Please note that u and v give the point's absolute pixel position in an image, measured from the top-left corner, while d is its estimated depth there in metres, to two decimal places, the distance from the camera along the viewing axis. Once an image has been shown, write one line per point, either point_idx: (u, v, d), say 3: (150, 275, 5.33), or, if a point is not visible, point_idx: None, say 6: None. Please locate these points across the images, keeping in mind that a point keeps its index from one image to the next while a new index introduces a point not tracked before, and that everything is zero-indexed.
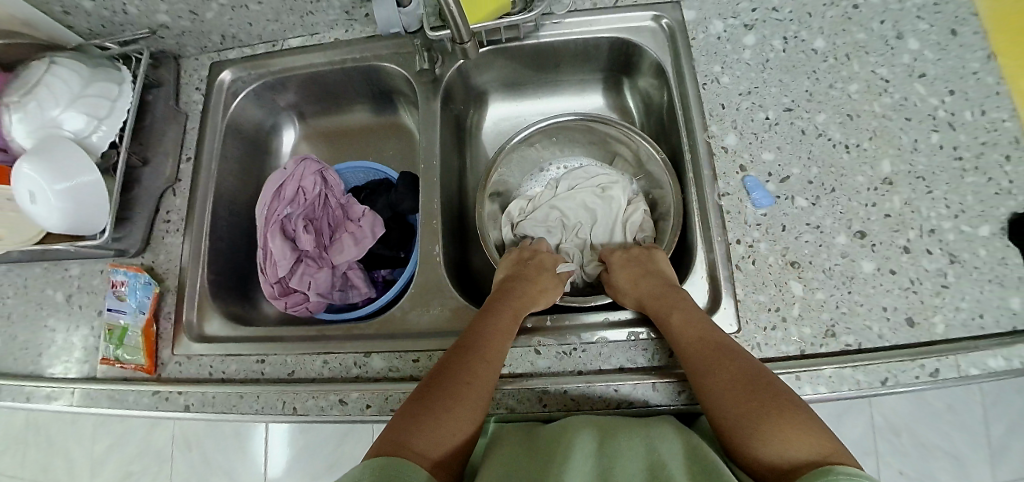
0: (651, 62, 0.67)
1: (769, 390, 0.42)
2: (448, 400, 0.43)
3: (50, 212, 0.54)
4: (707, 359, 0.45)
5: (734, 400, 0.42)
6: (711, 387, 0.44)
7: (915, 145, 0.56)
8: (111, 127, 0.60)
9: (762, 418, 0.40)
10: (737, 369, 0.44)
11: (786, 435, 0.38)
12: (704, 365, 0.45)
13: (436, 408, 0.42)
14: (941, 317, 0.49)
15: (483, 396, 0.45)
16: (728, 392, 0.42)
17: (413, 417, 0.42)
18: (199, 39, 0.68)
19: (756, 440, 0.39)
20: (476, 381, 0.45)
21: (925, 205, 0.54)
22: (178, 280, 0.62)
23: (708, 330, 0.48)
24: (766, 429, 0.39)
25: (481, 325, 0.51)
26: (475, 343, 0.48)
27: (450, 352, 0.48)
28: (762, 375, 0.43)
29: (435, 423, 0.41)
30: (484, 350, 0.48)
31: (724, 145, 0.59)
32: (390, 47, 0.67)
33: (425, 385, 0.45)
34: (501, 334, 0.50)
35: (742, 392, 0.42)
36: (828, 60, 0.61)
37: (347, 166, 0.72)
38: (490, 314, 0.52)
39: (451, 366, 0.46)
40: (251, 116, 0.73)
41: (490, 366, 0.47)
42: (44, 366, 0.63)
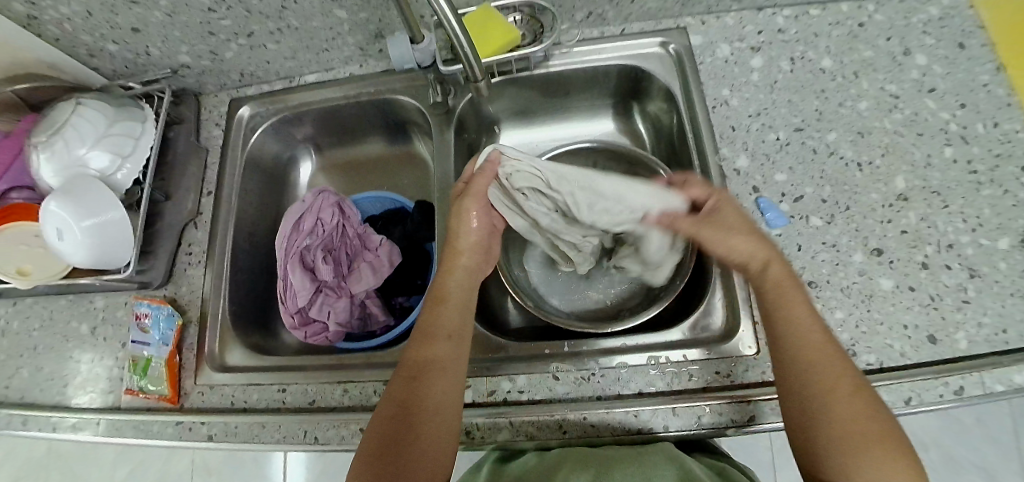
0: (660, 87, 0.67)
1: (864, 408, 0.40)
2: (415, 438, 0.44)
3: (74, 247, 0.55)
4: (825, 367, 0.42)
5: (854, 417, 0.39)
6: (815, 400, 0.41)
7: (928, 160, 0.56)
8: (134, 165, 0.62)
9: (854, 443, 0.38)
10: (853, 382, 0.41)
11: (875, 465, 0.38)
12: (811, 376, 0.41)
13: (404, 450, 0.43)
14: (964, 333, 0.49)
15: (450, 410, 0.46)
16: (840, 409, 0.40)
17: (381, 463, 0.42)
18: (219, 77, 0.71)
19: (850, 467, 0.38)
20: (439, 408, 0.45)
21: (941, 220, 0.53)
22: (199, 312, 0.64)
23: (819, 329, 0.44)
24: (864, 456, 0.38)
25: (429, 330, 0.50)
26: (430, 354, 0.48)
27: (403, 379, 0.47)
28: (862, 388, 0.41)
29: (405, 467, 0.42)
30: (437, 360, 0.48)
31: (736, 167, 0.59)
32: (403, 81, 0.69)
33: (383, 421, 0.45)
34: (450, 345, 0.49)
35: (864, 410, 0.40)
36: (836, 79, 0.61)
37: (363, 196, 0.74)
38: (434, 322, 0.50)
39: (407, 400, 0.46)
40: (269, 150, 0.75)
41: (448, 388, 0.46)
42: (71, 398, 0.64)
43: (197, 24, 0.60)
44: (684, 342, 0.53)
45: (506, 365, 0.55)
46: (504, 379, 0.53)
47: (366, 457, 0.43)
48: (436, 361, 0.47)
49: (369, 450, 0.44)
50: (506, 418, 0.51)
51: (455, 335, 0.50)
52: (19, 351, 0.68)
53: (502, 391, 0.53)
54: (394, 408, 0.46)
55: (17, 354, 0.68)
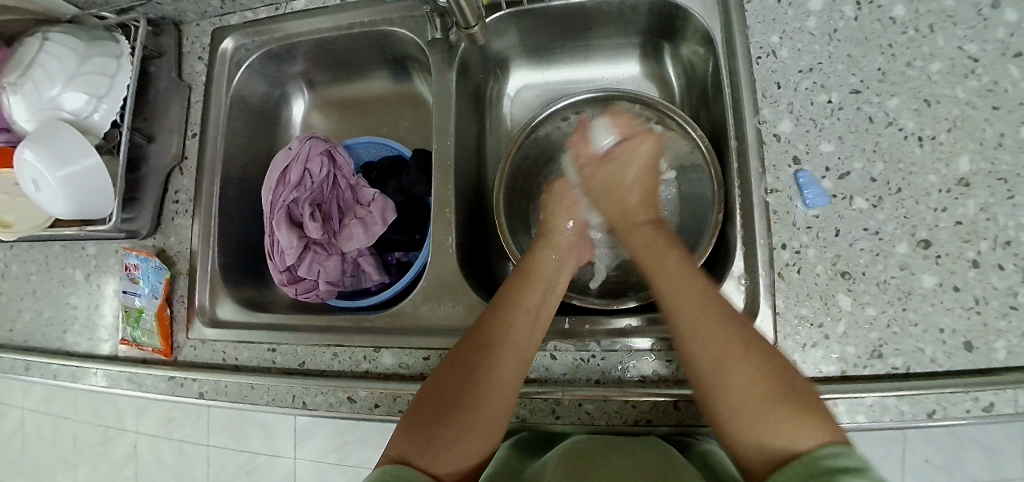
0: (697, 28, 0.58)
1: (743, 360, 0.39)
2: (470, 410, 0.41)
3: (56, 197, 0.53)
4: (705, 331, 0.42)
5: (744, 379, 0.39)
6: (702, 366, 0.41)
7: (999, 140, 0.48)
8: (111, 105, 0.56)
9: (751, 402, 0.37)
10: (740, 341, 0.40)
11: (774, 421, 0.36)
12: (697, 342, 0.42)
13: (449, 417, 0.40)
14: (1004, 342, 0.44)
15: (508, 393, 0.43)
16: (722, 369, 0.40)
17: (429, 429, 0.40)
18: (198, 4, 0.64)
19: (749, 427, 0.37)
20: (499, 385, 0.42)
21: (1004, 212, 0.46)
22: (189, 265, 0.61)
23: (704, 290, 0.45)
24: (761, 413, 0.37)
25: (510, 306, 0.47)
26: (503, 330, 0.45)
27: (467, 347, 0.44)
28: (750, 344, 0.40)
29: (453, 438, 0.39)
30: (508, 338, 0.44)
31: (776, 131, 0.51)
32: (401, 11, 0.60)
33: (437, 386, 0.43)
34: (528, 323, 0.46)
35: (753, 367, 0.39)
36: (908, 31, 0.51)
37: (358, 141, 0.68)
38: (518, 297, 0.48)
39: (465, 369, 0.43)
40: (256, 88, 0.69)
41: (513, 367, 0.43)
42: (72, 343, 0.64)
43: None
44: None
45: None
46: None
47: (409, 422, 0.41)
48: (516, 337, 0.45)
49: (414, 415, 0.41)
50: None
51: (538, 318, 0.47)
52: (20, 293, 0.68)
53: None
54: (448, 374, 0.43)
55: (18, 297, 0.68)
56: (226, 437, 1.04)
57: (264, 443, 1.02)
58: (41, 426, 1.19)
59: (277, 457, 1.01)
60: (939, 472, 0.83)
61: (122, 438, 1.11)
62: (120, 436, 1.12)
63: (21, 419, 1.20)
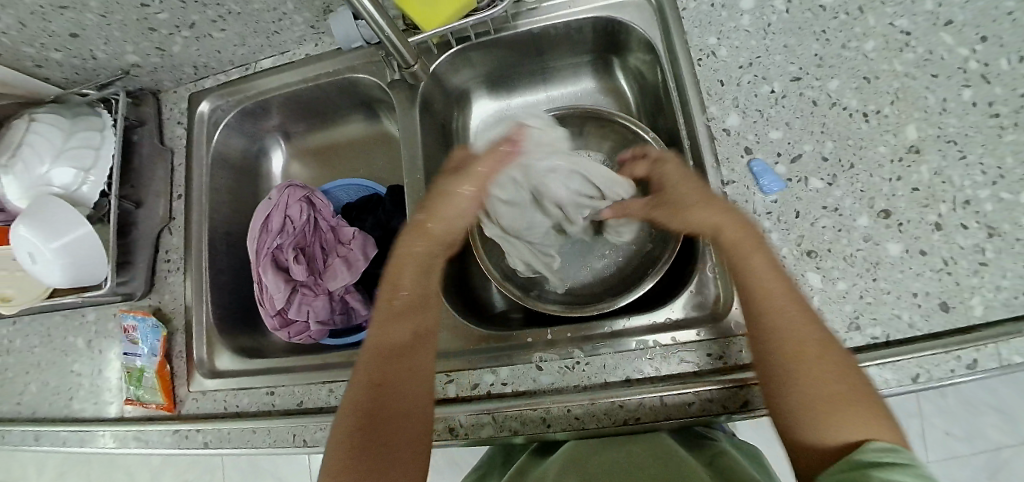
0: (640, 39, 0.61)
1: (828, 360, 0.39)
2: (390, 434, 0.42)
3: (51, 266, 0.55)
4: (795, 327, 0.40)
5: (825, 382, 0.38)
6: (785, 366, 0.40)
7: (943, 105, 0.49)
8: (99, 177, 0.60)
9: (831, 401, 0.37)
10: (825, 343, 0.40)
11: (852, 422, 0.36)
12: (789, 336, 0.40)
13: (374, 437, 0.42)
14: (980, 298, 0.45)
15: (422, 398, 0.45)
16: (808, 368, 0.39)
17: (356, 465, 0.41)
18: (173, 73, 0.67)
19: (824, 429, 0.37)
20: (409, 401, 0.44)
21: (958, 173, 0.48)
22: (184, 320, 0.63)
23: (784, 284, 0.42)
24: (837, 415, 0.37)
25: (397, 320, 0.47)
26: (398, 346, 0.46)
27: (365, 374, 0.45)
28: (830, 343, 0.40)
29: (382, 465, 0.41)
30: (406, 351, 0.46)
31: (726, 126, 0.53)
32: (361, 57, 0.63)
33: (350, 418, 0.43)
34: (412, 337, 0.47)
35: (836, 371, 0.38)
36: (838, 16, 0.54)
37: (335, 185, 0.71)
38: (392, 313, 0.47)
39: (372, 397, 0.44)
40: (234, 145, 0.72)
41: (418, 379, 0.45)
42: (79, 410, 0.66)
43: (134, 20, 0.57)
44: (673, 324, 0.51)
45: (490, 357, 0.53)
46: (486, 372, 0.52)
47: (339, 450, 0.42)
48: (407, 349, 0.46)
49: (344, 440, 0.42)
50: (490, 413, 0.50)
51: (418, 328, 0.47)
52: (26, 367, 0.70)
53: (485, 384, 0.51)
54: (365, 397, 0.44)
55: (24, 370, 0.70)
56: None
57: None
58: None
59: None
60: (956, 439, 0.81)
61: None
62: None
63: None
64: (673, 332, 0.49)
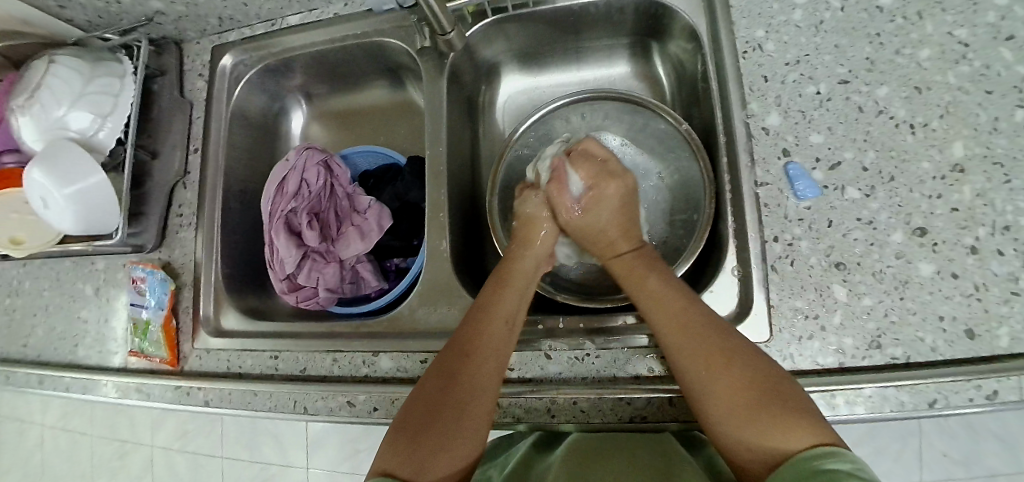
0: (684, 26, 0.59)
1: (728, 369, 0.38)
2: (455, 419, 0.40)
3: (64, 212, 0.55)
4: (682, 335, 0.41)
5: (732, 386, 0.38)
6: (685, 372, 0.40)
7: (994, 124, 0.47)
8: (116, 124, 0.59)
9: (736, 405, 0.37)
10: (725, 351, 0.39)
11: (763, 430, 0.35)
12: (683, 341, 0.41)
13: (433, 426, 0.40)
14: (1008, 328, 0.43)
15: (488, 391, 0.43)
16: (711, 374, 0.39)
17: (413, 442, 0.39)
18: (197, 23, 0.66)
19: (746, 433, 0.36)
20: (477, 390, 0.42)
21: (1001, 197, 0.45)
22: (193, 276, 0.63)
23: (679, 296, 0.45)
24: (754, 417, 0.36)
25: (483, 313, 0.47)
26: (473, 338, 0.45)
27: (446, 357, 0.45)
28: (735, 348, 0.39)
29: (438, 448, 0.39)
30: (483, 343, 0.45)
31: (765, 125, 0.51)
32: (391, 22, 0.61)
33: (422, 395, 0.42)
34: (505, 328, 0.46)
35: (740, 377, 0.38)
36: (895, 19, 0.51)
37: (355, 151, 0.70)
38: (494, 303, 0.48)
39: (446, 379, 0.43)
40: (255, 103, 0.71)
41: (492, 371, 0.44)
42: (83, 356, 0.66)
43: None
44: None
45: None
46: None
47: (393, 439, 0.40)
48: (490, 340, 0.45)
49: (398, 430, 0.41)
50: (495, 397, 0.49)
51: (514, 322, 0.47)
52: (34, 309, 0.70)
53: None
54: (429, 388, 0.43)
55: (32, 312, 0.70)
56: (239, 448, 1.06)
57: (275, 453, 1.03)
58: (60, 441, 1.21)
59: (288, 467, 1.02)
60: (956, 465, 0.81)
61: (138, 451, 1.14)
62: (136, 450, 1.14)
63: (40, 435, 1.23)
64: None
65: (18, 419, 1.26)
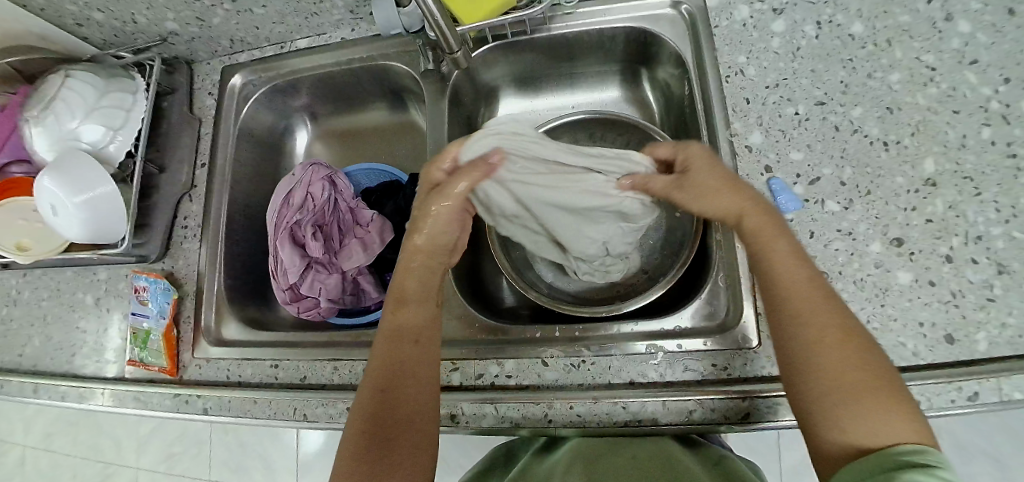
0: (670, 52, 0.62)
1: (849, 351, 0.37)
2: (398, 437, 0.42)
3: (72, 223, 0.56)
4: (806, 316, 0.39)
5: (839, 367, 0.36)
6: (802, 349, 0.38)
7: (963, 141, 0.50)
8: (127, 137, 0.61)
9: (847, 385, 0.36)
10: (839, 330, 0.38)
11: (859, 413, 0.34)
12: (800, 324, 0.39)
13: (373, 462, 0.40)
14: (985, 333, 0.45)
15: (416, 417, 0.43)
16: (827, 355, 0.37)
17: (363, 467, 0.40)
18: (209, 44, 0.69)
19: (848, 417, 0.35)
20: (415, 406, 0.43)
21: (972, 209, 0.48)
22: (196, 286, 0.64)
23: (808, 271, 0.41)
24: (868, 407, 0.35)
25: (392, 339, 0.45)
26: (393, 366, 0.44)
27: (366, 393, 0.44)
28: (856, 333, 0.38)
29: (384, 472, 0.40)
30: (399, 370, 0.44)
31: (748, 143, 0.54)
32: (396, 46, 0.65)
33: (366, 417, 0.42)
34: (417, 349, 0.45)
35: (864, 360, 0.37)
36: (867, 46, 0.55)
37: (358, 167, 0.72)
38: (401, 322, 0.46)
39: (381, 399, 0.43)
40: (262, 120, 0.73)
41: (416, 394, 0.43)
42: (80, 366, 0.66)
43: None
44: (680, 332, 0.51)
45: (495, 349, 0.54)
46: (492, 363, 0.52)
47: (337, 477, 0.41)
48: (410, 366, 0.44)
49: (338, 468, 0.41)
50: (493, 403, 0.50)
51: (422, 339, 0.46)
52: (31, 319, 0.70)
53: (490, 374, 0.52)
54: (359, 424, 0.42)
55: (29, 322, 0.70)
56: (227, 471, 1.03)
57: (264, 474, 1.01)
58: (41, 463, 1.18)
59: None
60: None
61: (122, 474, 1.11)
62: (120, 472, 1.11)
63: (22, 456, 1.20)
64: (679, 340, 0.49)
65: None
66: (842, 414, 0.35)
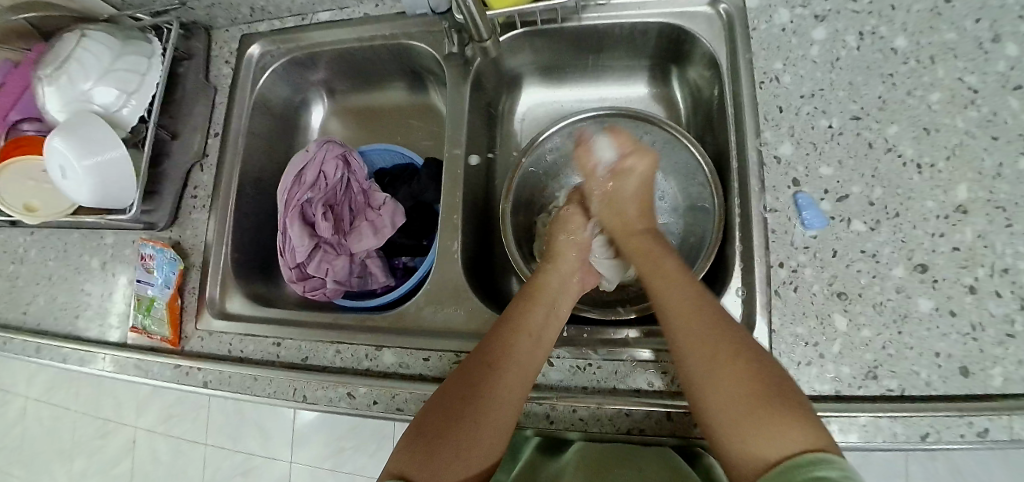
0: (703, 53, 0.60)
1: (731, 366, 0.40)
2: (474, 427, 0.41)
3: (81, 185, 0.55)
4: (685, 335, 0.43)
5: (732, 379, 0.39)
6: (695, 365, 0.41)
7: (999, 169, 0.48)
8: (140, 101, 0.60)
9: (746, 406, 0.37)
10: (728, 344, 0.41)
11: (770, 431, 0.36)
12: (688, 339, 0.43)
13: (449, 434, 0.41)
14: (1001, 368, 0.44)
15: (513, 409, 0.43)
16: (715, 373, 0.40)
17: (432, 449, 0.40)
18: (229, 11, 0.67)
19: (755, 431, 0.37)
20: (504, 406, 0.43)
21: (1002, 240, 0.47)
22: (202, 257, 0.64)
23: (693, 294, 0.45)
24: (754, 421, 0.37)
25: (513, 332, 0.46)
26: (501, 352, 0.45)
27: (469, 368, 0.44)
28: (738, 351, 0.40)
29: (463, 451, 0.40)
30: (506, 358, 0.45)
31: (777, 154, 0.52)
32: (420, 26, 0.63)
33: (445, 398, 0.43)
34: (532, 344, 0.46)
35: (741, 368, 0.39)
36: (909, 62, 0.53)
37: (372, 148, 0.71)
38: (524, 315, 0.48)
39: (467, 384, 0.43)
40: (278, 92, 0.72)
41: (514, 387, 0.44)
42: (83, 328, 0.66)
43: None
44: None
45: None
46: None
47: (409, 442, 0.41)
48: (522, 356, 0.45)
49: (414, 434, 0.41)
50: None
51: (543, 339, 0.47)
52: (37, 277, 0.70)
53: None
54: (443, 402, 0.43)
55: (35, 281, 0.70)
56: (223, 437, 1.05)
57: (259, 443, 1.02)
58: (41, 414, 1.20)
59: (272, 459, 1.01)
60: None
61: (119, 431, 1.12)
62: (117, 429, 1.12)
63: (23, 407, 1.22)
64: None
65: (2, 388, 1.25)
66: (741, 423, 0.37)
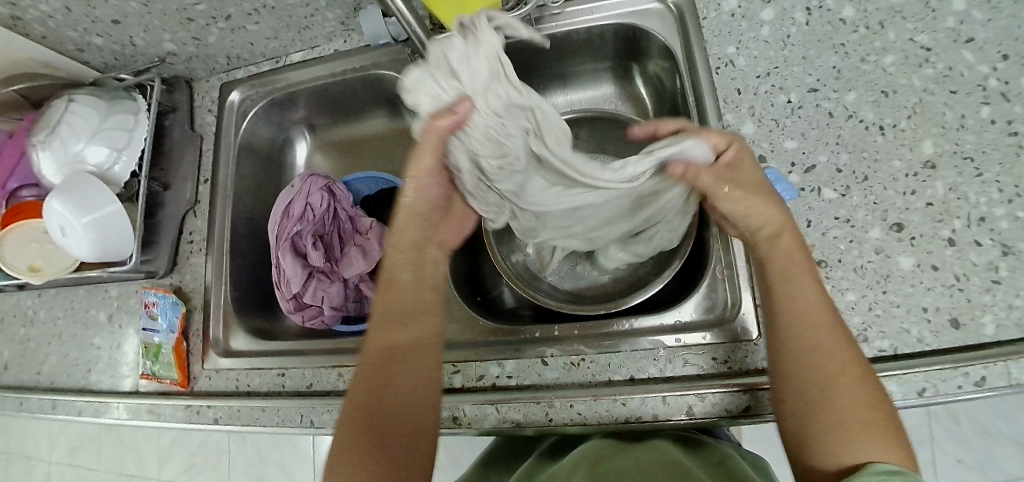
0: (660, 46, 0.62)
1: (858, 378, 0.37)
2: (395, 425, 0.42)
3: (81, 242, 0.58)
4: (810, 332, 0.39)
5: (845, 393, 0.37)
6: (812, 372, 0.38)
7: (961, 122, 0.49)
8: (130, 157, 0.63)
9: (850, 421, 0.36)
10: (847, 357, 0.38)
11: (871, 437, 0.35)
12: (804, 347, 0.39)
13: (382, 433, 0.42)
14: (991, 316, 0.44)
15: (423, 386, 0.45)
16: (827, 366, 0.38)
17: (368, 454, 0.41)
18: (206, 62, 0.71)
19: (851, 445, 0.35)
20: (414, 391, 0.44)
21: (974, 190, 0.47)
22: (203, 299, 0.66)
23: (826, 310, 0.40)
24: (854, 439, 0.35)
25: (388, 322, 0.45)
26: (393, 345, 0.45)
27: (367, 373, 0.44)
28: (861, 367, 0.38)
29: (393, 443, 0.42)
30: (398, 348, 0.45)
31: (741, 134, 0.54)
32: (388, 55, 0.66)
33: (354, 422, 0.42)
34: (414, 327, 0.46)
35: (857, 382, 0.37)
36: (858, 30, 0.54)
37: (356, 176, 0.73)
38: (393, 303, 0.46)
39: (376, 390, 0.43)
40: (262, 134, 0.75)
41: (418, 372, 0.45)
42: (96, 382, 0.68)
43: (173, 10, 0.60)
44: (681, 326, 0.51)
45: (497, 350, 0.54)
46: (493, 364, 0.53)
47: (342, 452, 0.41)
48: (404, 341, 0.45)
49: (344, 444, 0.41)
50: (495, 404, 0.50)
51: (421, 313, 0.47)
52: (49, 338, 0.72)
53: (491, 375, 0.52)
54: (361, 412, 0.42)
55: (46, 342, 0.72)
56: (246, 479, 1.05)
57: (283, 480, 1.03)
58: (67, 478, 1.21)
59: None
60: (976, 474, 0.77)
61: None
62: None
63: (48, 472, 1.23)
64: (677, 334, 0.49)
65: (27, 456, 1.26)
66: (840, 438, 0.36)
